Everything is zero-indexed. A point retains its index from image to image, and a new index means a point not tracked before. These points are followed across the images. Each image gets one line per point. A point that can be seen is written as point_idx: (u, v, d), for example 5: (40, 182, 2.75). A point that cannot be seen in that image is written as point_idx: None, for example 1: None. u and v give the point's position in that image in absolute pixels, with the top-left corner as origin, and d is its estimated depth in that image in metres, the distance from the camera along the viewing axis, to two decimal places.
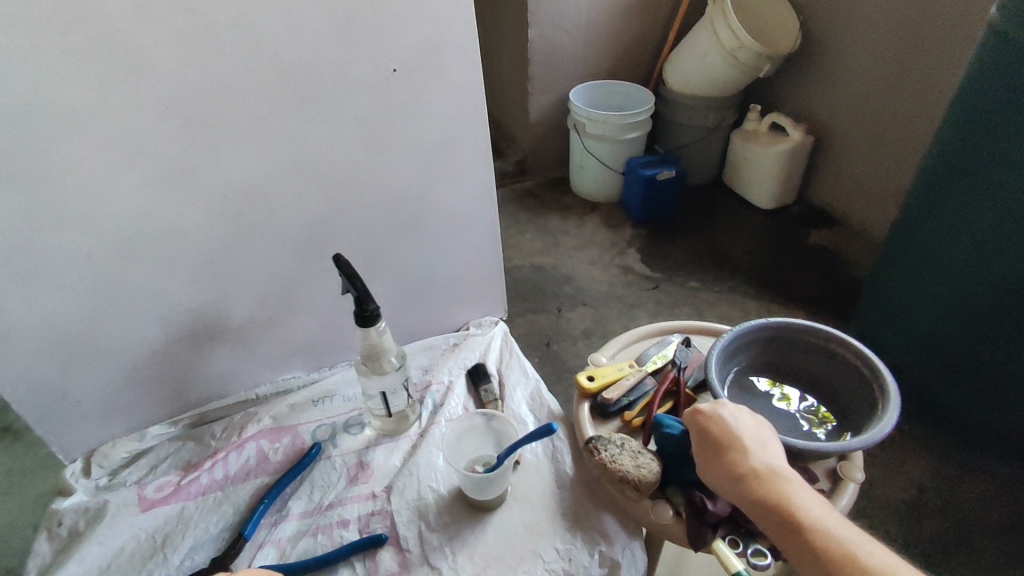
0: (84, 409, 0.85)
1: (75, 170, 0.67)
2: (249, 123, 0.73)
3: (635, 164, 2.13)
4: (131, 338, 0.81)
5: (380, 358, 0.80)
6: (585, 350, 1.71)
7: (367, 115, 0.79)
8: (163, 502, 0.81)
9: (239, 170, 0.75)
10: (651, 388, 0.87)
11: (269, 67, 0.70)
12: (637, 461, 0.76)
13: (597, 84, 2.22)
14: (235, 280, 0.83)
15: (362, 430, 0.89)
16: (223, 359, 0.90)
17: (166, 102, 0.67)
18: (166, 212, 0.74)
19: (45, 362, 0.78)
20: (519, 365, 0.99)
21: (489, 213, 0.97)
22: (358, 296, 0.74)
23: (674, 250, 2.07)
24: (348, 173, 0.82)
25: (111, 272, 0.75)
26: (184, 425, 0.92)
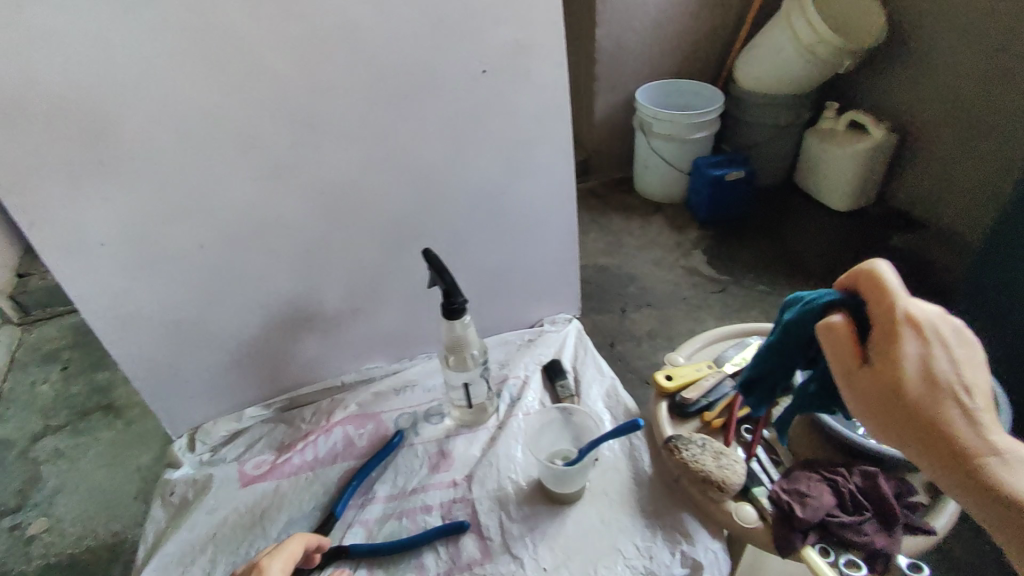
0: (190, 388, 0.92)
1: (195, 167, 0.74)
2: (348, 123, 0.76)
3: (702, 164, 2.09)
4: (234, 322, 0.88)
5: (464, 350, 0.83)
6: (650, 351, 1.69)
7: (456, 115, 0.81)
8: (260, 479, 0.86)
9: (336, 167, 0.79)
10: (731, 390, 0.86)
11: (367, 68, 0.73)
12: (719, 461, 0.75)
13: (665, 83, 2.19)
14: (328, 272, 0.88)
15: (442, 421, 0.92)
16: (313, 346, 0.95)
17: (275, 103, 0.72)
18: (270, 207, 0.79)
19: (160, 344, 0.86)
20: (593, 362, 1.00)
21: (569, 211, 0.98)
22: (446, 289, 0.78)
23: (743, 252, 2.02)
24: (436, 171, 0.84)
25: (220, 261, 0.82)
26: (276, 408, 0.97)
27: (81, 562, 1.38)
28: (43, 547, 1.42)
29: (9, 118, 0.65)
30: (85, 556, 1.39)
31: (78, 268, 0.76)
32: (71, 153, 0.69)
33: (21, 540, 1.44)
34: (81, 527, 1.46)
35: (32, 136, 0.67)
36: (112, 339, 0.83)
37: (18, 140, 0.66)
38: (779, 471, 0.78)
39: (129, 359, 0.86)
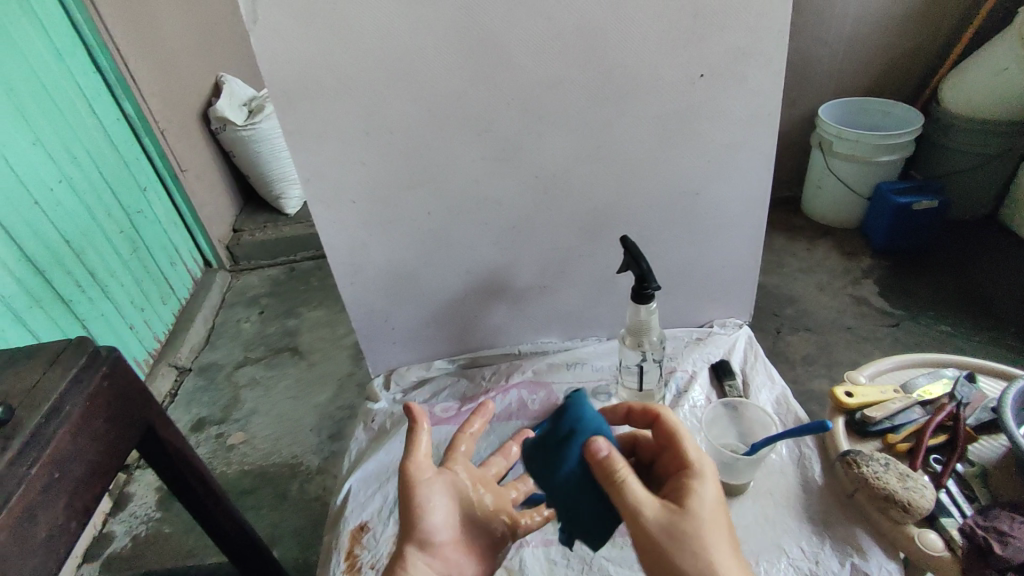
0: (394, 336, 1.07)
1: (440, 144, 0.87)
2: (572, 116, 0.86)
3: (887, 189, 1.95)
4: (441, 282, 1.01)
5: (644, 334, 0.89)
6: (805, 376, 1.63)
7: (667, 114, 0.88)
8: (445, 422, 0.98)
9: (553, 154, 0.90)
10: (920, 418, 0.84)
11: (596, 67, 0.82)
12: (905, 483, 0.74)
13: (853, 101, 2.07)
14: (526, 247, 0.99)
15: (609, 399, 0.98)
16: (500, 314, 1.07)
17: (515, 94, 0.84)
18: (491, 184, 0.92)
19: (379, 293, 1.02)
20: (764, 368, 1.01)
21: (758, 217, 1.01)
22: (641, 274, 0.83)
23: (923, 288, 1.86)
24: (638, 164, 0.92)
25: (442, 227, 0.95)
26: (459, 364, 1.10)
27: (269, 473, 1.63)
28: (240, 455, 1.70)
29: (309, 93, 0.81)
30: (270, 469, 1.64)
31: (332, 219, 0.92)
32: (349, 123, 0.84)
33: (225, 446, 1.74)
34: (270, 444, 1.72)
35: (321, 109, 0.82)
36: (345, 283, 0.99)
37: (313, 110, 0.82)
38: (973, 508, 0.74)
39: (353, 302, 1.02)
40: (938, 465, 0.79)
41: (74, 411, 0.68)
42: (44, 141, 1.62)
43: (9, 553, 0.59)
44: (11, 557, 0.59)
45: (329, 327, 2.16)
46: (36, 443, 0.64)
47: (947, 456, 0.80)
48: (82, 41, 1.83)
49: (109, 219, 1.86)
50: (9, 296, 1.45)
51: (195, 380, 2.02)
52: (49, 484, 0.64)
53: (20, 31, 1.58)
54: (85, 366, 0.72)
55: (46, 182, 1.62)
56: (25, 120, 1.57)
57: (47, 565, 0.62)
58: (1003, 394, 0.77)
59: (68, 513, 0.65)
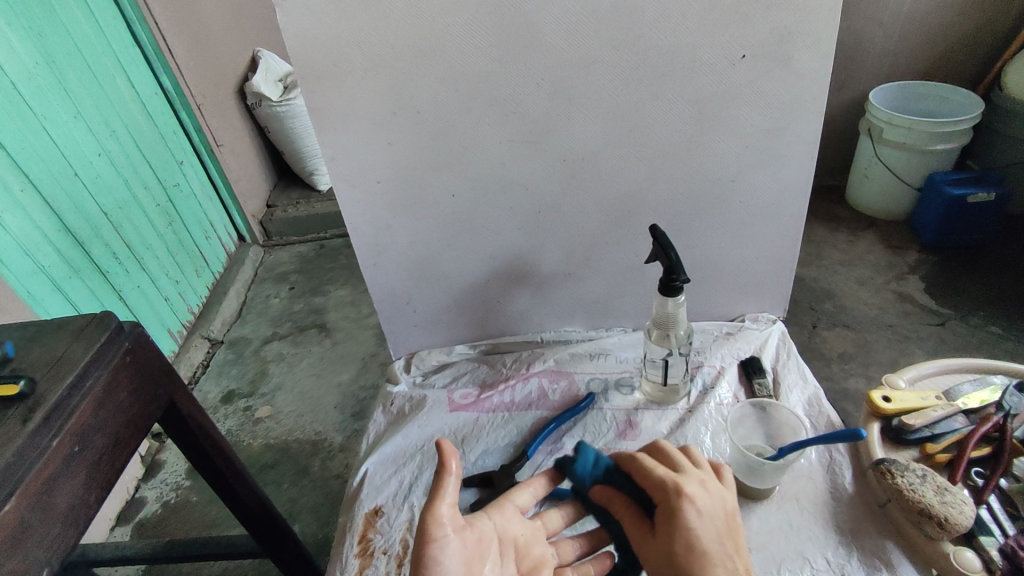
0: (416, 319, 1.06)
1: (465, 125, 0.84)
2: (604, 98, 0.82)
3: (939, 179, 1.85)
4: (464, 266, 1.00)
5: (671, 327, 0.86)
6: (840, 374, 1.56)
7: (704, 97, 0.83)
8: (464, 408, 0.97)
9: (582, 137, 0.86)
10: (963, 428, 0.79)
11: (631, 47, 0.78)
12: (943, 497, 0.69)
13: (908, 85, 1.95)
14: (552, 234, 0.96)
15: (632, 392, 0.96)
16: (523, 301, 1.05)
17: (545, 74, 0.80)
18: (517, 167, 0.89)
19: (402, 276, 1.01)
20: (796, 367, 0.97)
21: (798, 207, 0.96)
22: (669, 265, 0.80)
23: (972, 286, 1.77)
24: (674, 149, 0.88)
25: (466, 210, 0.93)
26: (481, 349, 1.08)
27: (293, 448, 1.66)
28: (266, 429, 1.74)
29: (335, 69, 0.79)
30: (294, 444, 1.68)
31: (358, 199, 0.91)
32: (375, 101, 0.82)
33: (252, 419, 1.78)
34: (294, 420, 1.75)
35: (348, 87, 0.80)
36: (368, 265, 0.98)
37: (339, 87, 0.80)
38: (1015, 527, 0.70)
39: (377, 284, 1.01)
40: (979, 479, 0.75)
41: (97, 385, 0.69)
42: (85, 114, 1.66)
43: (34, 522, 0.60)
44: (35, 527, 0.60)
45: (354, 306, 2.19)
46: (59, 416, 0.65)
47: (989, 470, 0.75)
48: (122, 14, 1.85)
49: (146, 192, 1.90)
50: (50, 266, 1.49)
51: (226, 353, 2.07)
52: (72, 456, 0.65)
53: (64, 4, 1.61)
54: (108, 340, 0.73)
55: (86, 155, 1.65)
56: (67, 93, 1.60)
57: (70, 533, 0.64)
58: None
59: (89, 485, 0.66)
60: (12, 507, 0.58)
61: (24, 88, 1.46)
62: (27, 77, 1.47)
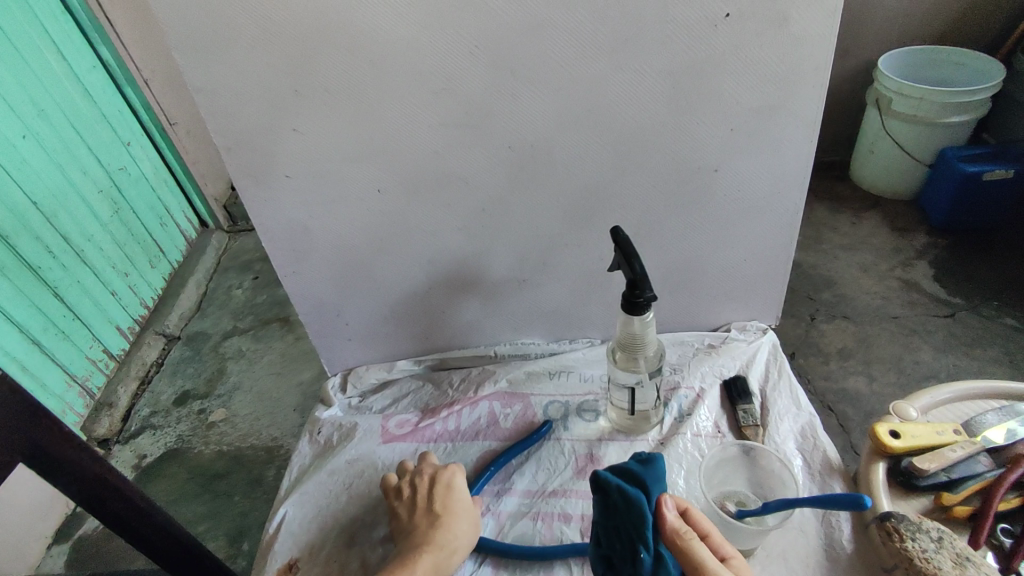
0: (351, 332, 0.92)
1: (385, 107, 0.69)
2: (555, 71, 0.67)
3: (952, 156, 1.68)
4: (400, 272, 0.85)
5: (638, 350, 0.72)
6: (839, 373, 1.43)
7: (679, 69, 0.68)
8: (400, 439, 0.83)
9: (530, 120, 0.71)
10: (988, 472, 0.65)
11: (584, 4, 0.62)
12: (963, 571, 0.56)
13: (921, 51, 1.77)
14: (501, 234, 0.82)
15: (596, 420, 0.82)
16: (473, 310, 0.91)
17: (478, 42, 0.64)
18: (453, 157, 0.74)
19: (329, 284, 0.86)
20: (788, 389, 0.83)
21: (793, 201, 0.81)
22: (632, 279, 0.65)
23: (985, 274, 1.62)
24: (643, 132, 0.72)
25: (397, 209, 0.78)
26: (427, 365, 0.95)
27: (247, 456, 1.54)
28: (220, 435, 1.61)
29: (214, 36, 0.63)
30: (248, 452, 1.55)
31: (264, 197, 0.76)
32: (268, 77, 0.66)
33: (206, 423, 1.65)
34: (250, 424, 1.62)
35: (235, 61, 0.65)
36: (288, 272, 0.84)
37: (224, 61, 0.65)
38: None
39: (301, 293, 0.87)
40: (1007, 538, 0.62)
41: None
42: (4, 92, 1.49)
43: None
44: None
45: None
46: None
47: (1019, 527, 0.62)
48: None
49: (84, 178, 1.74)
50: None
51: (183, 349, 1.93)
52: None
53: None
54: None
55: (7, 138, 1.49)
56: None
57: None
58: None
59: None
60: None
61: None
62: None
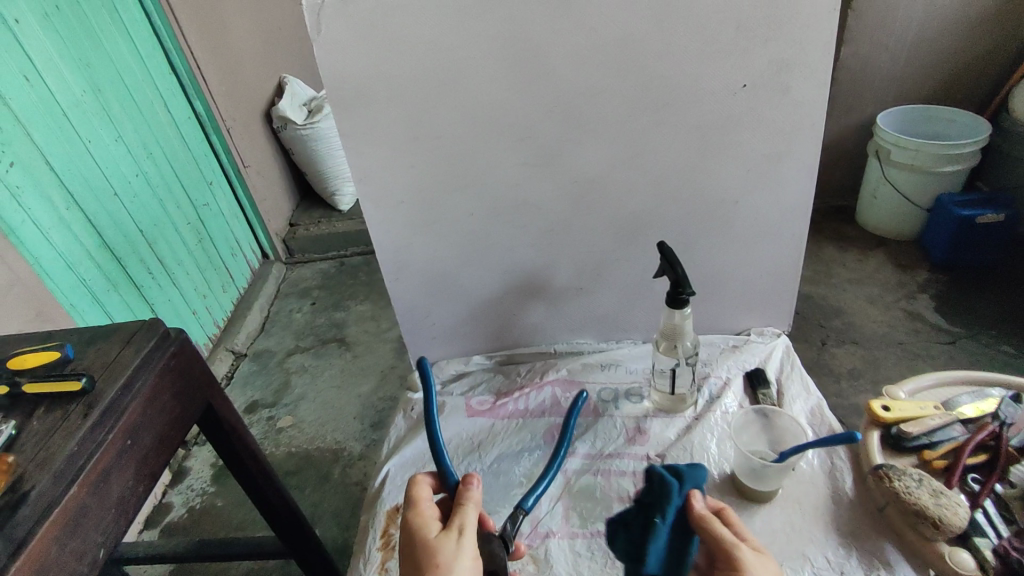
0: (435, 331, 1.12)
1: (482, 149, 0.91)
2: (613, 125, 0.89)
3: (947, 201, 1.88)
4: (480, 281, 1.06)
5: (678, 338, 0.90)
6: (850, 390, 1.59)
7: (707, 124, 0.89)
8: (480, 414, 1.02)
9: (593, 161, 0.92)
10: (960, 436, 0.82)
11: (637, 76, 0.85)
12: (938, 500, 0.73)
13: (914, 109, 2.00)
14: (564, 251, 1.02)
15: (641, 401, 1.00)
16: (537, 314, 1.11)
17: (557, 103, 0.87)
18: (531, 189, 0.95)
19: (422, 290, 1.07)
20: (800, 379, 1.01)
21: (800, 227, 1.01)
22: (675, 279, 0.84)
23: (982, 305, 1.79)
24: (679, 171, 0.94)
25: (483, 229, 0.99)
26: (496, 359, 1.14)
27: (313, 457, 1.72)
28: (288, 438, 1.79)
29: (363, 98, 0.86)
30: (315, 453, 1.73)
31: (381, 219, 0.97)
32: (399, 128, 0.88)
33: (275, 429, 1.84)
34: (315, 429, 1.81)
35: (377, 116, 0.87)
36: (391, 279, 1.05)
37: (367, 116, 0.87)
38: (1010, 530, 0.74)
39: (399, 297, 1.07)
40: (975, 484, 0.79)
41: (146, 386, 0.74)
42: (125, 138, 1.75)
43: (90, 506, 0.65)
44: (91, 512, 0.65)
45: (374, 320, 2.26)
46: (113, 412, 0.70)
47: (985, 476, 0.79)
48: (160, 44, 1.96)
49: (178, 211, 1.98)
50: (90, 280, 1.57)
51: (249, 365, 2.14)
52: (123, 450, 0.69)
53: (110, 36, 1.72)
54: (155, 346, 0.77)
55: (125, 176, 1.74)
56: (109, 117, 1.69)
57: (119, 521, 0.68)
58: None
59: (136, 476, 0.71)
60: (74, 493, 0.63)
61: (71, 112, 1.56)
62: (75, 102, 1.57)
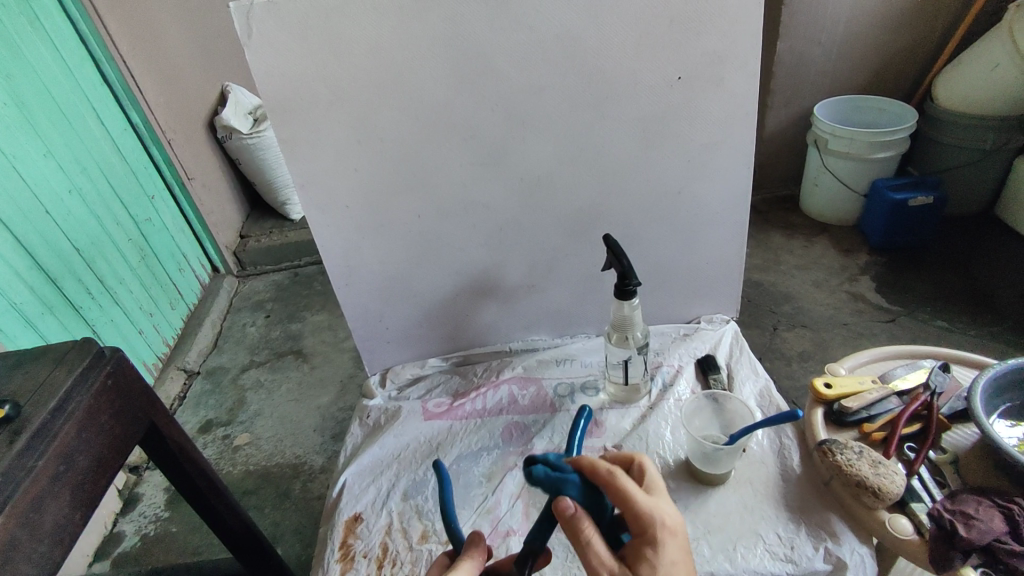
0: (389, 335, 1.11)
1: (425, 150, 0.90)
2: (555, 121, 0.90)
3: (882, 186, 1.96)
4: (432, 282, 1.05)
5: (628, 328, 0.92)
6: (800, 372, 1.64)
7: (646, 117, 0.91)
8: (437, 416, 1.01)
9: (537, 158, 0.93)
10: (896, 408, 0.85)
11: (575, 72, 0.86)
12: (876, 469, 0.76)
13: (848, 99, 2.08)
14: (514, 249, 1.03)
15: (597, 393, 1.01)
16: (491, 313, 1.11)
17: (497, 102, 0.87)
18: (477, 188, 0.95)
19: (373, 294, 1.05)
20: (748, 363, 1.04)
21: (740, 214, 1.04)
22: (622, 271, 0.86)
23: (918, 284, 1.88)
24: (622, 164, 0.95)
25: (432, 230, 0.99)
26: (453, 361, 1.14)
27: (272, 473, 1.67)
28: (245, 456, 1.74)
29: (301, 102, 0.84)
30: (274, 469, 1.69)
31: (328, 224, 0.96)
32: (340, 131, 0.87)
33: (231, 447, 1.78)
34: (273, 445, 1.76)
35: (316, 118, 0.86)
36: (340, 286, 1.03)
37: (305, 120, 0.86)
38: (943, 494, 0.77)
39: (350, 303, 1.06)
40: (911, 452, 0.82)
41: (79, 409, 0.70)
42: (55, 152, 1.67)
43: (20, 539, 0.61)
44: (22, 543, 0.61)
45: (332, 330, 2.21)
46: (43, 438, 0.66)
47: (920, 444, 0.82)
48: (89, 54, 1.88)
49: (117, 226, 1.90)
50: (23, 302, 1.49)
51: (202, 383, 2.07)
52: (57, 475, 0.66)
53: (32, 46, 1.64)
54: (88, 366, 0.73)
55: (56, 192, 1.66)
56: (36, 132, 1.61)
57: (56, 551, 0.65)
58: (973, 387, 0.79)
59: (73, 503, 0.67)
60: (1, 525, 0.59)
61: None
62: None
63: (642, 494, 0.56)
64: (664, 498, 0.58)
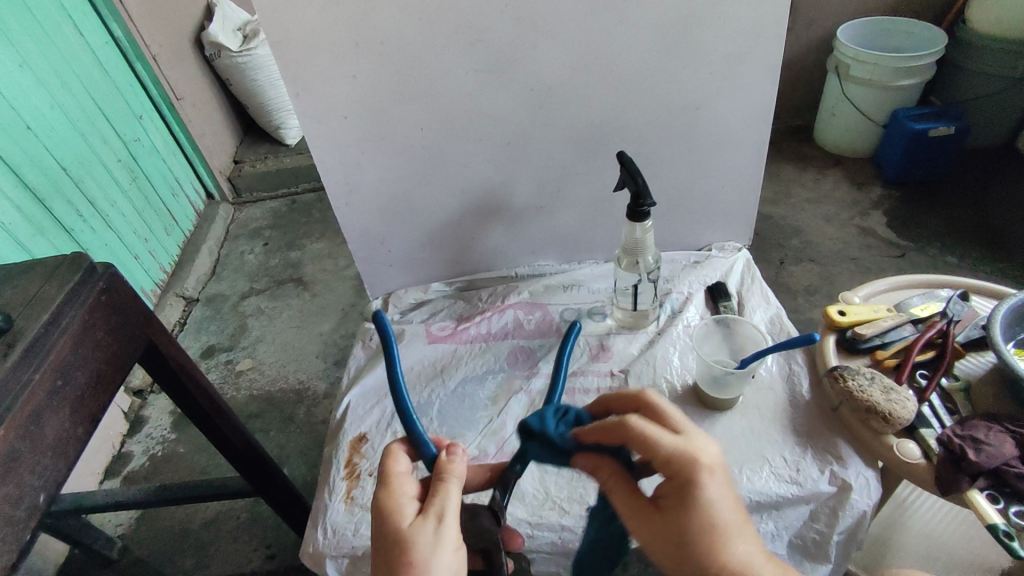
0: (391, 258, 1.08)
1: (428, 58, 0.84)
2: (568, 25, 0.83)
3: (903, 115, 1.88)
4: (436, 203, 1.01)
5: (640, 252, 0.88)
6: (806, 305, 1.63)
7: (667, 24, 0.84)
8: (441, 340, 1.00)
9: (548, 68, 0.87)
10: (910, 335, 0.84)
11: None
12: (888, 395, 0.75)
13: (874, 21, 1.96)
14: (521, 168, 0.98)
15: (604, 319, 0.99)
16: (496, 236, 1.07)
17: (506, 3, 0.80)
18: (483, 100, 0.89)
19: (374, 215, 1.01)
20: (759, 290, 1.02)
21: (760, 135, 0.99)
22: (636, 189, 0.82)
23: (931, 218, 1.84)
24: (638, 77, 0.89)
25: (435, 146, 0.94)
26: (456, 286, 1.11)
27: (276, 398, 1.69)
28: (248, 381, 1.75)
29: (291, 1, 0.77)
30: (277, 394, 1.70)
31: (325, 137, 0.90)
32: (337, 34, 0.80)
33: (234, 372, 1.79)
34: (277, 370, 1.77)
35: (308, 18, 0.78)
36: (340, 206, 0.99)
37: (296, 21, 0.78)
38: (953, 419, 0.76)
39: (350, 225, 1.02)
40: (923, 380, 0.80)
41: (73, 323, 0.67)
42: (32, 66, 1.57)
43: (22, 451, 0.60)
44: (24, 456, 0.61)
45: (331, 258, 2.18)
46: (36, 352, 0.64)
47: (933, 371, 0.81)
48: None
49: (105, 148, 1.83)
50: (13, 225, 1.44)
51: (202, 310, 2.05)
52: (54, 390, 0.64)
53: None
54: (80, 281, 0.70)
55: (38, 110, 1.58)
56: (11, 43, 1.51)
57: (59, 464, 0.64)
58: (993, 313, 0.78)
59: (73, 418, 0.66)
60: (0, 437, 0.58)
61: None
62: None
63: (667, 437, 0.54)
64: (694, 430, 0.56)
